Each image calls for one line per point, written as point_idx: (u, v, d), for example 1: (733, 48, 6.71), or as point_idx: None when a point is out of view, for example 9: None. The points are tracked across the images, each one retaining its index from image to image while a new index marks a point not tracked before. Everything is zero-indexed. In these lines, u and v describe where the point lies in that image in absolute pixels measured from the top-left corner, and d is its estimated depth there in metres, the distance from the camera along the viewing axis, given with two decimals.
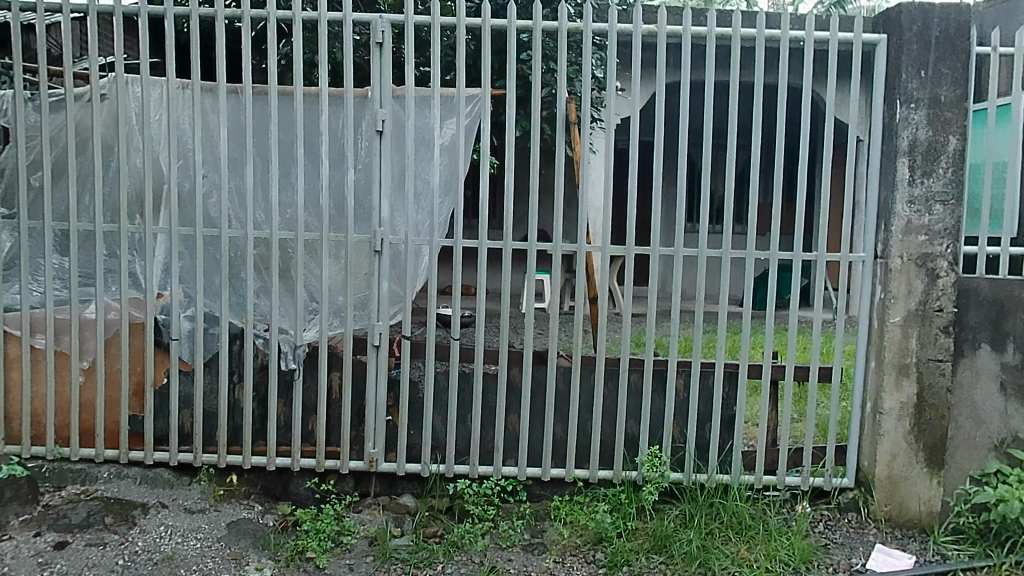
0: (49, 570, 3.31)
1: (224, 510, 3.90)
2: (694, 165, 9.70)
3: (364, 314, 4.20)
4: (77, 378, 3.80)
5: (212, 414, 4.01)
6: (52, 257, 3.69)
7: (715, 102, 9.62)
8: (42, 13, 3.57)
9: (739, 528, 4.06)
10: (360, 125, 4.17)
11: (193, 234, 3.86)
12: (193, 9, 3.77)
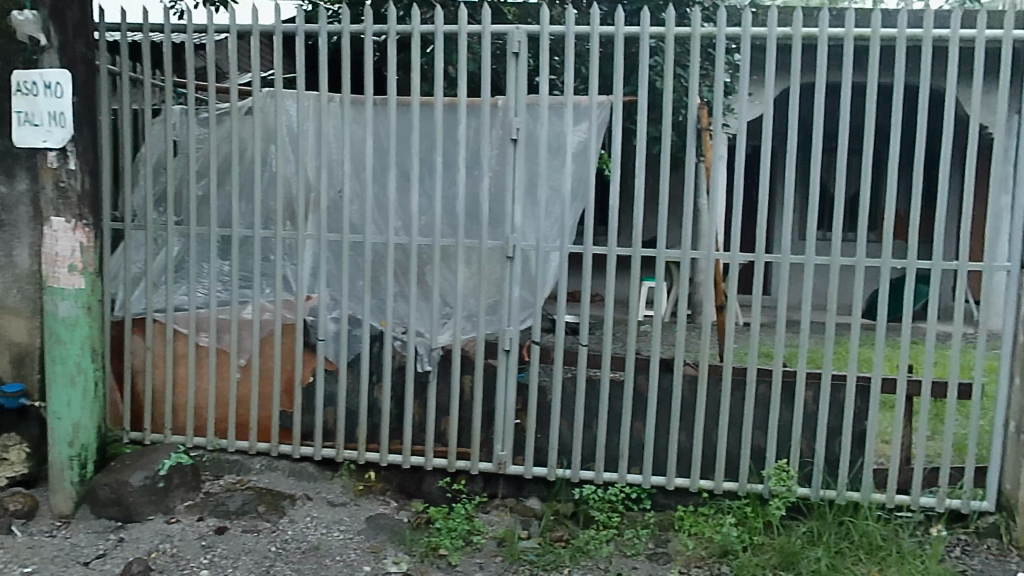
0: (212, 553, 3.52)
1: (363, 505, 4.08)
2: (826, 170, 9.31)
3: (496, 319, 4.29)
4: (235, 374, 4.03)
5: (352, 412, 4.20)
6: (217, 261, 3.94)
7: (852, 104, 9.18)
8: (212, 33, 3.86)
9: (870, 548, 3.94)
10: (496, 133, 4.27)
11: (341, 240, 4.06)
12: (344, 27, 3.97)
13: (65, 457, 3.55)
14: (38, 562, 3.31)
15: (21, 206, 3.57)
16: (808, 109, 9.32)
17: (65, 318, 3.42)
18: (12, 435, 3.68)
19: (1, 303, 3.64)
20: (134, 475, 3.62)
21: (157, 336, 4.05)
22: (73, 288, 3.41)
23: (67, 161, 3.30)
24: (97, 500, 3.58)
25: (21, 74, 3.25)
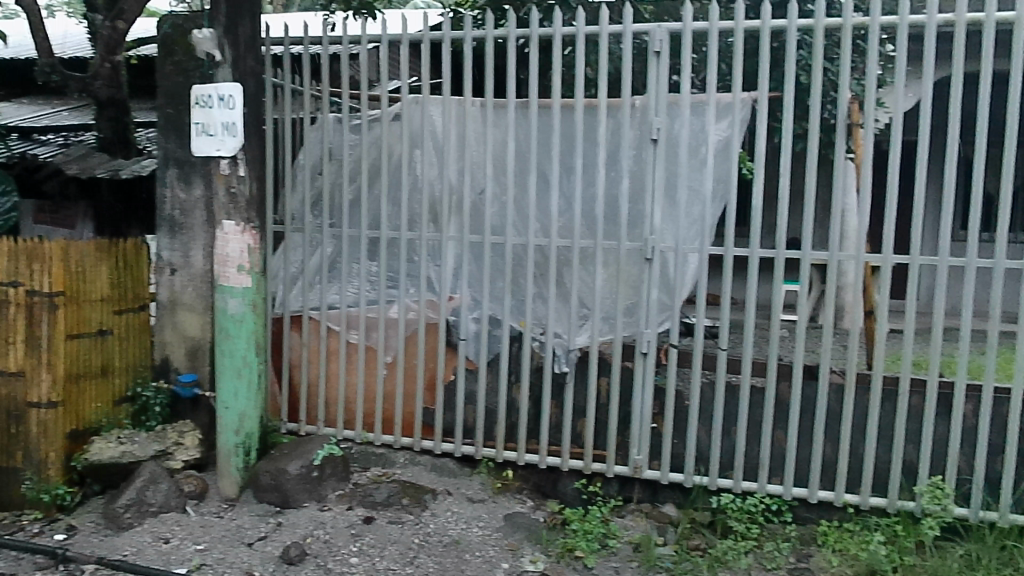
0: (361, 542, 3.67)
1: (501, 503, 4.14)
2: (991, 167, 8.59)
3: (634, 321, 4.24)
4: (382, 370, 4.20)
5: (491, 410, 4.27)
6: (366, 262, 4.12)
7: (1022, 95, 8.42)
8: (366, 44, 4.05)
9: None
10: (636, 133, 4.22)
11: (482, 242, 4.15)
12: (488, 33, 4.06)
13: (232, 444, 3.80)
14: (208, 540, 3.53)
15: (196, 209, 3.86)
16: (970, 100, 8.64)
17: (234, 314, 3.66)
18: (186, 421, 3.99)
19: (179, 300, 3.95)
20: (292, 464, 3.82)
21: (312, 333, 4.28)
22: (240, 286, 3.65)
23: (238, 168, 3.54)
24: (259, 485, 3.81)
25: (199, 89, 3.51)
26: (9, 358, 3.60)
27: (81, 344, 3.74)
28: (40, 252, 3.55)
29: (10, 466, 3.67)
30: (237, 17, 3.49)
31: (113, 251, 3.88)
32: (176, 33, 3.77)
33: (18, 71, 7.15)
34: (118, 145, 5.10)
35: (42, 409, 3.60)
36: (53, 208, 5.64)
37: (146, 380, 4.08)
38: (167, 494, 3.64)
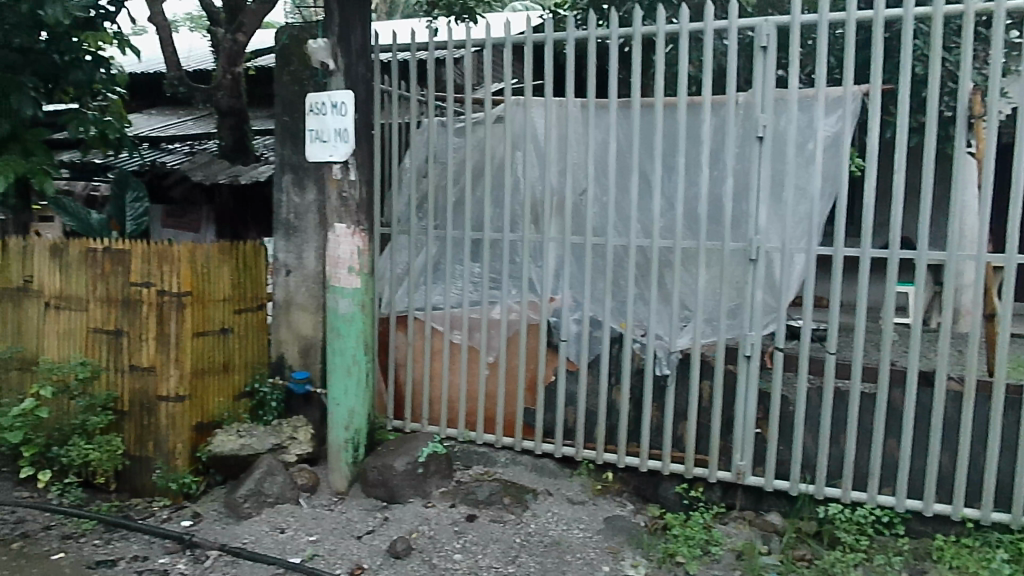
0: (464, 539, 3.72)
1: (601, 505, 4.13)
2: None
3: (738, 323, 4.14)
4: (484, 370, 4.26)
5: (592, 411, 4.25)
6: (470, 263, 4.21)
7: None
8: (471, 48, 4.13)
9: None
10: (742, 131, 4.11)
11: (583, 243, 4.15)
12: (591, 33, 4.05)
13: (342, 439, 3.93)
14: (321, 532, 3.67)
15: (309, 213, 4.01)
16: None
17: (344, 314, 3.79)
18: (299, 417, 4.13)
19: (293, 300, 4.12)
20: (398, 461, 3.93)
21: (417, 332, 4.39)
22: (350, 287, 3.76)
23: (349, 172, 3.67)
24: (368, 480, 3.93)
25: (313, 97, 3.64)
26: (142, 354, 3.84)
27: (206, 342, 3.95)
28: (169, 254, 3.75)
29: (143, 455, 3.91)
30: (349, 27, 3.61)
31: (234, 253, 4.08)
32: (292, 44, 3.93)
33: (148, 83, 7.61)
34: (237, 154, 5.26)
35: (171, 403, 3.83)
36: (180, 212, 6.05)
37: (263, 376, 4.27)
38: (283, 486, 3.79)
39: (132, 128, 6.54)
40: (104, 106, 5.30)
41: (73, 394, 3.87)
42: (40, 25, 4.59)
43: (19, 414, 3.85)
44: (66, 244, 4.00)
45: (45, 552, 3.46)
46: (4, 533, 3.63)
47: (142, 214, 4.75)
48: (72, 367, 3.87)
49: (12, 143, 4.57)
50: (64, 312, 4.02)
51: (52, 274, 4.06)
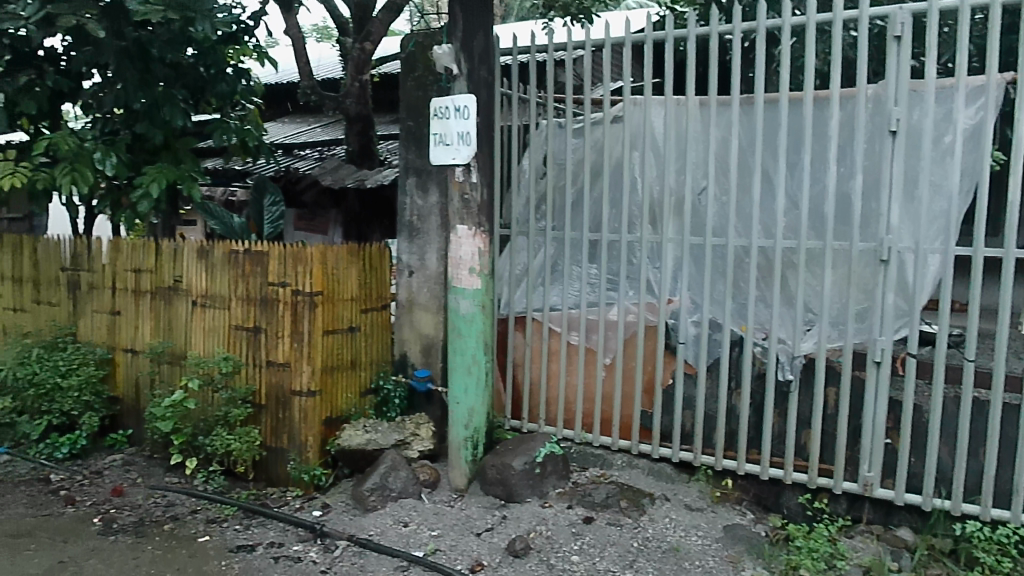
0: (581, 541, 3.72)
1: (720, 513, 4.03)
2: None
3: (867, 327, 3.93)
4: (601, 371, 4.25)
5: (711, 416, 4.15)
6: (587, 264, 4.21)
7: None
8: (591, 49, 4.12)
9: None
10: (873, 125, 3.90)
11: (703, 243, 4.07)
12: (713, 28, 3.96)
13: (462, 437, 4.01)
14: (442, 527, 3.75)
15: (432, 215, 4.11)
16: None
17: (465, 314, 3.87)
18: (422, 413, 4.26)
19: (416, 300, 4.24)
20: (516, 460, 3.97)
21: (535, 333, 4.44)
22: (471, 288, 3.84)
23: (471, 174, 3.76)
24: (486, 478, 4.00)
25: (437, 102, 3.75)
26: (278, 351, 4.04)
27: (336, 339, 4.12)
28: (302, 255, 3.94)
29: (278, 446, 4.11)
30: (472, 32, 3.69)
31: (362, 255, 4.23)
32: (418, 50, 4.06)
33: (281, 92, 8.00)
34: (363, 158, 5.49)
35: (303, 398, 4.01)
36: (310, 216, 6.35)
37: (387, 373, 4.40)
38: (406, 481, 3.90)
39: (268, 135, 6.89)
40: (242, 115, 5.44)
41: (217, 387, 4.11)
42: (188, 41, 4.93)
43: (170, 405, 4.09)
44: (211, 246, 4.27)
45: (192, 534, 3.70)
46: (157, 515, 3.90)
47: (279, 217, 4.97)
48: (216, 361, 4.11)
49: (164, 152, 5.04)
50: (209, 311, 4.30)
51: (199, 274, 4.34)
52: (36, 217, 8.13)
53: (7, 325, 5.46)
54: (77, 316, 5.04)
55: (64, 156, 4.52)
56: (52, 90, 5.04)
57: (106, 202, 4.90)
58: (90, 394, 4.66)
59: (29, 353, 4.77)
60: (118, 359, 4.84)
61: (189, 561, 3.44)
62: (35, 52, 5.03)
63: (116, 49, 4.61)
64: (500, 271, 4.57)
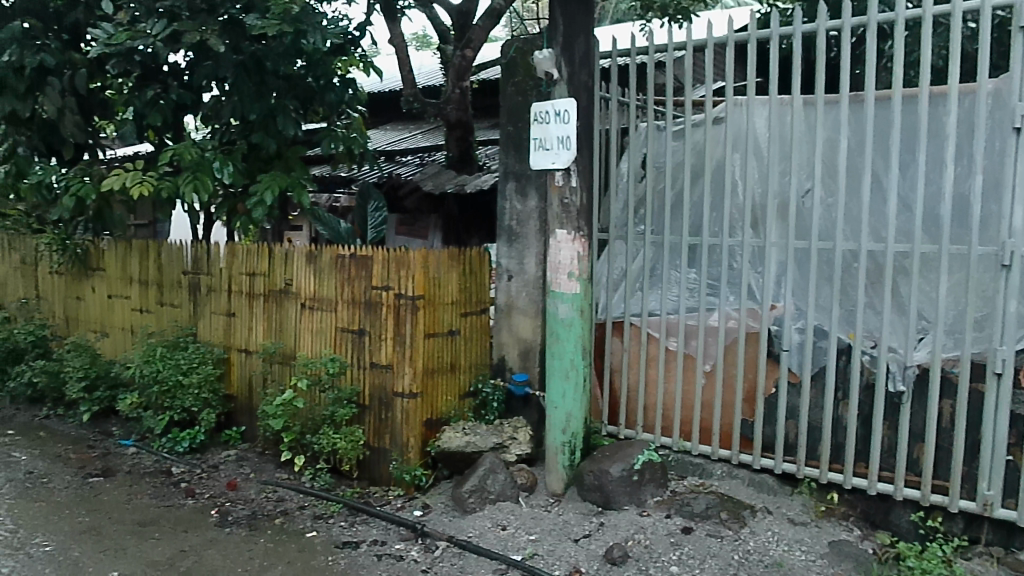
0: (680, 551, 3.63)
1: (825, 528, 3.85)
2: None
3: (987, 337, 3.65)
4: (701, 379, 4.16)
5: (816, 427, 3.98)
6: (687, 270, 4.15)
7: None
8: (692, 49, 4.03)
9: None
10: (996, 121, 3.63)
11: (809, 248, 3.91)
12: (821, 24, 3.80)
13: (559, 442, 4.02)
14: (539, 532, 3.74)
15: (531, 219, 4.13)
16: None
17: (563, 318, 3.90)
18: (519, 417, 4.28)
19: (514, 304, 4.26)
20: (614, 466, 3.93)
21: (633, 338, 4.40)
22: (570, 292, 3.87)
23: (570, 179, 3.81)
24: (584, 484, 3.98)
25: (538, 106, 3.81)
26: (381, 353, 4.16)
27: (437, 342, 4.19)
28: (404, 259, 4.05)
29: (380, 446, 4.22)
30: (573, 36, 3.75)
31: (462, 259, 4.29)
32: (518, 57, 4.11)
33: (385, 101, 8.21)
34: (463, 164, 5.59)
35: (405, 399, 4.10)
36: (411, 221, 6.53)
37: (485, 377, 4.45)
38: (504, 484, 3.94)
39: (371, 142, 7.07)
40: (348, 124, 5.57)
41: (325, 387, 4.26)
42: (299, 53, 5.14)
43: (280, 403, 4.26)
44: (320, 251, 4.45)
45: (301, 529, 3.83)
46: (268, 509, 4.06)
47: (381, 223, 5.11)
48: (323, 362, 4.26)
49: (276, 161, 5.25)
50: (317, 313, 4.46)
51: (308, 278, 4.52)
52: (159, 223, 8.66)
53: (134, 325, 5.81)
54: (196, 318, 5.30)
55: (187, 165, 4.81)
56: (176, 102, 5.33)
57: (223, 209, 5.16)
58: (208, 392, 4.88)
59: (153, 351, 5.01)
60: (233, 359, 5.06)
61: (298, 555, 3.57)
62: (161, 67, 5.32)
63: (234, 62, 4.95)
64: (598, 276, 4.56)
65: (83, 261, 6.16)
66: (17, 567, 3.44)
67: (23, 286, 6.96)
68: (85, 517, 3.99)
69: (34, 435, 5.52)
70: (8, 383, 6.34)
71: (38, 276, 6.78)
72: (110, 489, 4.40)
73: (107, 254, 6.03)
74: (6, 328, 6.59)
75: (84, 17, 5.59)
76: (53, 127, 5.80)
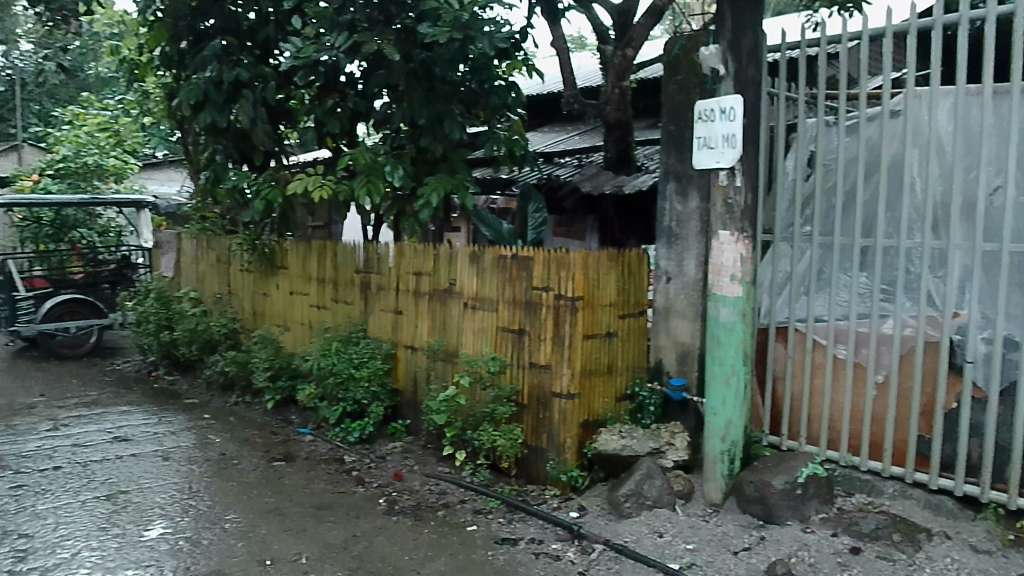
0: (848, 573, 3.41)
1: (1014, 559, 3.38)
2: None
3: None
4: (872, 391, 3.89)
5: (1007, 449, 3.57)
6: (857, 273, 3.90)
7: None
8: (869, 39, 3.78)
9: None
10: None
11: (1000, 251, 3.54)
12: (1019, 5, 3.41)
13: (718, 451, 3.90)
14: (697, 541, 3.65)
15: (692, 220, 4.07)
16: None
17: (725, 322, 3.79)
18: (677, 422, 4.19)
19: (673, 307, 4.19)
20: (776, 478, 3.77)
21: (797, 346, 4.21)
22: (733, 295, 3.76)
23: (735, 178, 3.72)
24: (744, 495, 3.83)
25: (702, 104, 3.77)
26: (540, 353, 4.23)
27: (594, 344, 4.18)
28: (565, 261, 4.09)
29: (538, 445, 4.27)
30: (741, 30, 3.68)
31: (621, 260, 4.26)
32: (683, 54, 4.05)
33: (544, 102, 8.29)
34: (621, 164, 5.53)
35: (564, 399, 4.14)
36: (569, 222, 6.60)
37: (642, 381, 4.39)
38: (661, 490, 3.88)
39: (530, 144, 7.15)
40: (508, 127, 5.67)
41: (486, 384, 4.37)
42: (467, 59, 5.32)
43: (445, 398, 4.45)
44: (483, 251, 4.58)
45: (462, 523, 3.94)
46: (432, 501, 4.21)
47: (542, 224, 5.16)
48: (485, 360, 4.38)
49: (442, 164, 5.46)
50: (479, 312, 4.59)
51: (471, 278, 4.66)
52: (333, 226, 9.22)
53: (312, 320, 6.21)
54: (367, 314, 5.58)
55: (362, 169, 5.11)
56: (352, 110, 5.67)
57: (392, 211, 5.42)
58: (377, 385, 5.14)
59: (330, 345, 5.38)
60: (400, 355, 5.28)
61: (460, 548, 3.67)
62: (340, 78, 5.66)
63: (406, 70, 5.20)
64: (761, 279, 4.39)
65: (269, 259, 6.64)
66: (214, 540, 3.75)
67: (217, 282, 7.61)
68: (270, 498, 4.30)
69: (227, 419, 6.03)
70: (205, 371, 6.96)
71: (230, 273, 7.41)
72: (291, 473, 4.72)
73: (290, 253, 6.47)
74: (204, 320, 7.24)
75: (275, 32, 6.01)
76: (245, 136, 6.27)
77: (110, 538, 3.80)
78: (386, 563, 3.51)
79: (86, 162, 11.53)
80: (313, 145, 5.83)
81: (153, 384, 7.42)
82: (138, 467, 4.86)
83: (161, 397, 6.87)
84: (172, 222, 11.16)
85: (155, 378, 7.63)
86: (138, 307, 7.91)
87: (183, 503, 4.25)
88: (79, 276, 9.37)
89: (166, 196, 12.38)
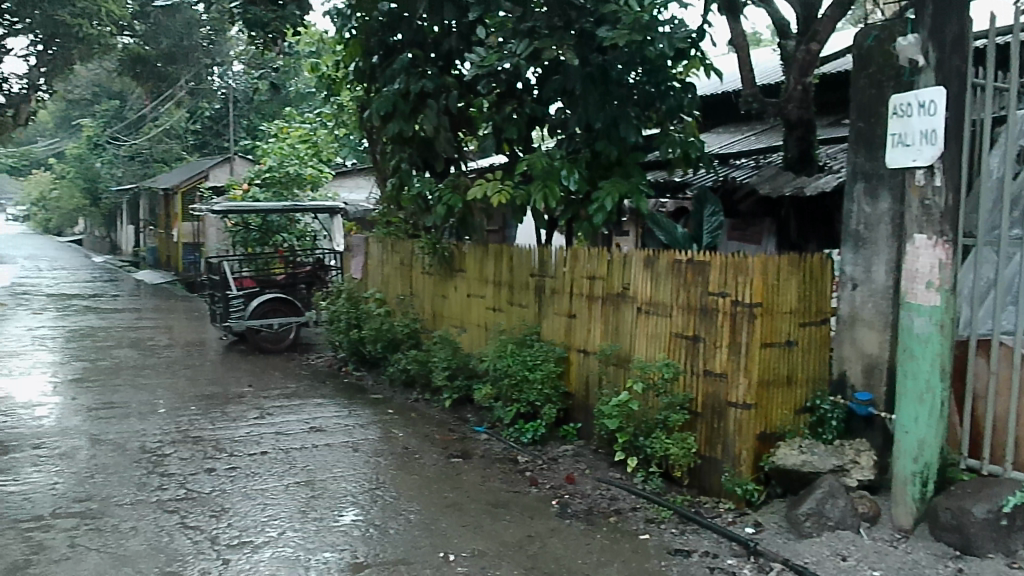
0: None
1: None
2: None
3: None
4: None
5: None
6: None
7: None
8: None
9: None
10: None
11: None
12: None
13: (909, 472, 3.61)
14: (885, 569, 3.40)
15: (882, 223, 3.84)
16: None
17: (919, 333, 3.51)
18: (863, 439, 3.93)
19: (859, 316, 3.95)
20: (977, 506, 3.41)
21: (1003, 360, 3.77)
22: (929, 304, 3.47)
23: (934, 177, 3.46)
24: (938, 522, 3.51)
25: (897, 99, 3.52)
26: (716, 361, 4.11)
27: (774, 353, 4.01)
28: (744, 266, 3.95)
29: (712, 456, 4.15)
30: (944, 18, 3.43)
31: (803, 265, 4.05)
32: (877, 46, 3.82)
33: (720, 103, 8.07)
34: (803, 164, 5.29)
35: (740, 409, 4.00)
36: (743, 226, 6.45)
37: (825, 393, 4.15)
38: (844, 511, 3.65)
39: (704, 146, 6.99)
40: (682, 129, 5.56)
41: (659, 391, 4.30)
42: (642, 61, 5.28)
43: (616, 404, 4.39)
44: (657, 255, 4.51)
45: (634, 530, 3.90)
46: (603, 506, 4.21)
47: (717, 228, 5.02)
48: (658, 366, 4.32)
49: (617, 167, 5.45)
50: (653, 317, 4.53)
51: (645, 282, 4.61)
52: (508, 231, 9.43)
53: (487, 323, 6.40)
54: (540, 317, 5.66)
55: (538, 174, 5.20)
56: (528, 116, 5.78)
57: (567, 214, 5.46)
58: (550, 388, 5.20)
59: (505, 346, 5.52)
60: (572, 358, 5.31)
61: (632, 555, 3.63)
62: (516, 85, 5.81)
63: (582, 74, 5.25)
64: (961, 287, 4.03)
65: (448, 262, 6.91)
66: (400, 529, 3.94)
67: (400, 284, 8.04)
68: (450, 493, 4.46)
69: (409, 414, 6.33)
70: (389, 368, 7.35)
71: (411, 275, 7.79)
72: (468, 470, 4.88)
73: (467, 256, 6.69)
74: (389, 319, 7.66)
75: (457, 43, 6.28)
76: (428, 144, 6.60)
77: (309, 521, 4.09)
78: (560, 565, 3.54)
79: (287, 172, 12.53)
80: (491, 151, 6.03)
81: (343, 378, 7.95)
82: (331, 456, 5.21)
83: (351, 391, 7.34)
84: (359, 227, 11.89)
85: (346, 373, 8.17)
86: (331, 306, 8.51)
87: (370, 492, 4.50)
88: (280, 276, 10.18)
89: (354, 202, 13.19)
